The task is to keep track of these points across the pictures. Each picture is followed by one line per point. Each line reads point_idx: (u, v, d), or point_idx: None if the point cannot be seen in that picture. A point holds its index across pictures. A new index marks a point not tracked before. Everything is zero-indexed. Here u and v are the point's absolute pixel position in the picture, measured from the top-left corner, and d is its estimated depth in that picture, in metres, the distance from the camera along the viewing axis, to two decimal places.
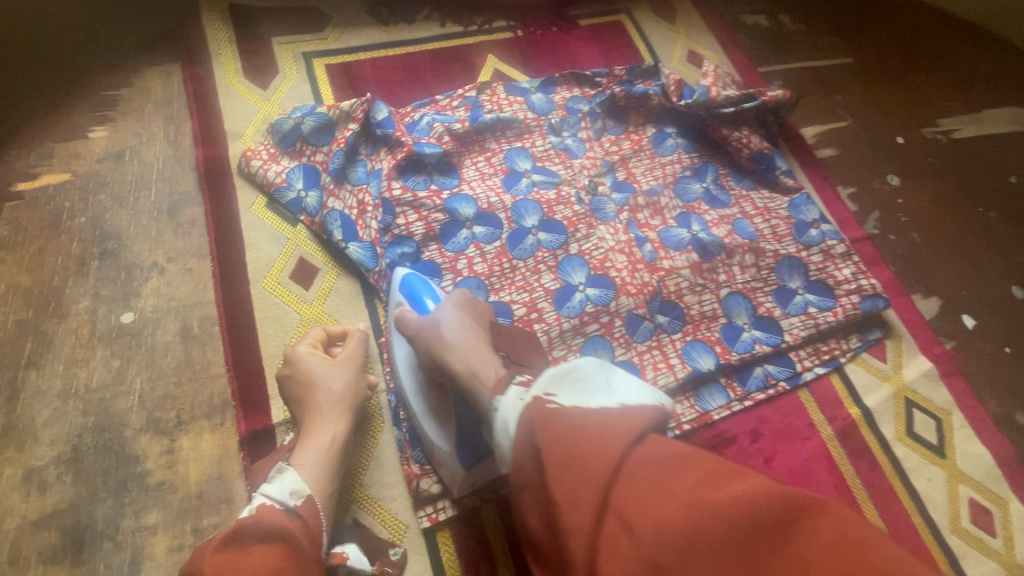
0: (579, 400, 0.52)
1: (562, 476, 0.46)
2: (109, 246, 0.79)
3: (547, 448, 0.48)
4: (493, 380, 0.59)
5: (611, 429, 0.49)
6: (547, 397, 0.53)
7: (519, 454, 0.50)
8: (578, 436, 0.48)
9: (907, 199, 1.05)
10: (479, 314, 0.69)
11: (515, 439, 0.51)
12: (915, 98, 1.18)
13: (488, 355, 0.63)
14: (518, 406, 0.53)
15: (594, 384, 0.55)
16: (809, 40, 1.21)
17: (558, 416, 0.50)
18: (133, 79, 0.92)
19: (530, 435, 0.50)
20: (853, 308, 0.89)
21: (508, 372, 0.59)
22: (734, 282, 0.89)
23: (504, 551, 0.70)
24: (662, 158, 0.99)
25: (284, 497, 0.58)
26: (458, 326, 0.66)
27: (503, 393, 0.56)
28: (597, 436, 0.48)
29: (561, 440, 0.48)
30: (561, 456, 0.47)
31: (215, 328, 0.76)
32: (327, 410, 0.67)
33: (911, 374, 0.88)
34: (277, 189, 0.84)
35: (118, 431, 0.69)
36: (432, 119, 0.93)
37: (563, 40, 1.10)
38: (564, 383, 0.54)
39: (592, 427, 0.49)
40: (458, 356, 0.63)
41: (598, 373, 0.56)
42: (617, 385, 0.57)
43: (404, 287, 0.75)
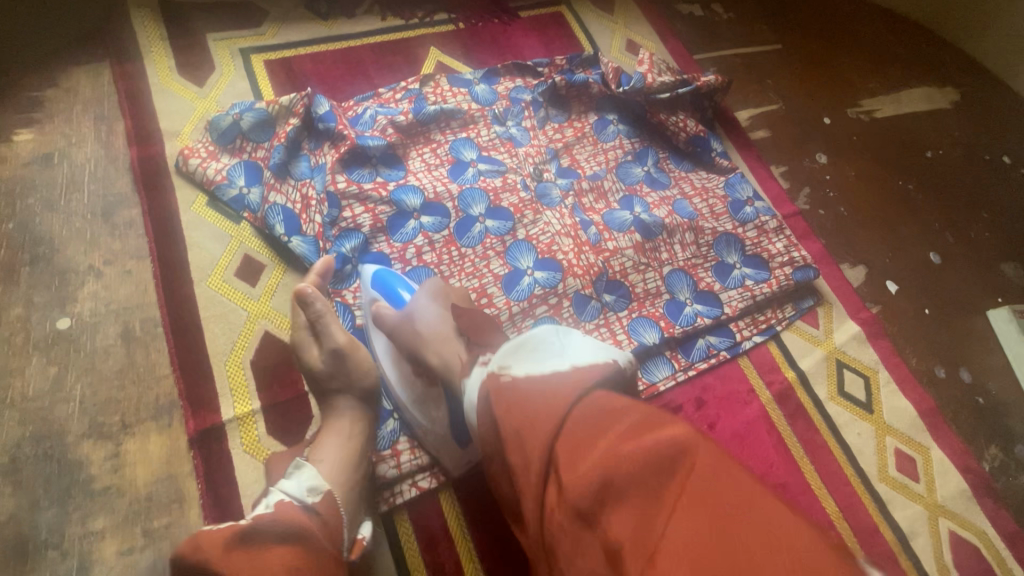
0: (531, 368, 0.51)
1: (512, 437, 0.47)
2: (40, 251, 0.77)
3: (502, 417, 0.48)
4: (460, 365, 0.63)
5: (560, 393, 0.47)
6: (502, 369, 0.53)
7: (481, 424, 0.52)
8: (532, 401, 0.47)
9: (834, 174, 1.11)
10: (453, 305, 0.72)
11: (477, 413, 0.53)
12: (840, 81, 1.25)
13: (454, 341, 0.66)
14: (479, 384, 0.55)
15: (547, 349, 0.52)
16: (741, 28, 1.27)
17: (512, 386, 0.50)
18: (58, 79, 0.88)
19: (488, 407, 0.51)
20: (786, 278, 0.94)
21: (471, 356, 0.61)
22: (676, 260, 0.93)
23: (454, 507, 0.73)
24: (604, 144, 1.02)
25: (301, 493, 0.57)
26: (431, 315, 0.70)
27: (468, 375, 0.58)
28: (546, 402, 0.47)
29: (514, 407, 0.48)
30: (514, 426, 0.47)
31: (159, 329, 0.75)
32: (344, 405, 0.69)
33: (841, 338, 0.94)
34: (218, 187, 0.83)
35: (60, 438, 0.67)
36: (375, 112, 0.93)
37: (504, 31, 1.12)
38: (518, 354, 0.53)
39: (542, 392, 0.48)
40: (433, 348, 0.67)
41: (553, 339, 0.54)
42: (573, 348, 0.53)
43: (377, 280, 0.77)
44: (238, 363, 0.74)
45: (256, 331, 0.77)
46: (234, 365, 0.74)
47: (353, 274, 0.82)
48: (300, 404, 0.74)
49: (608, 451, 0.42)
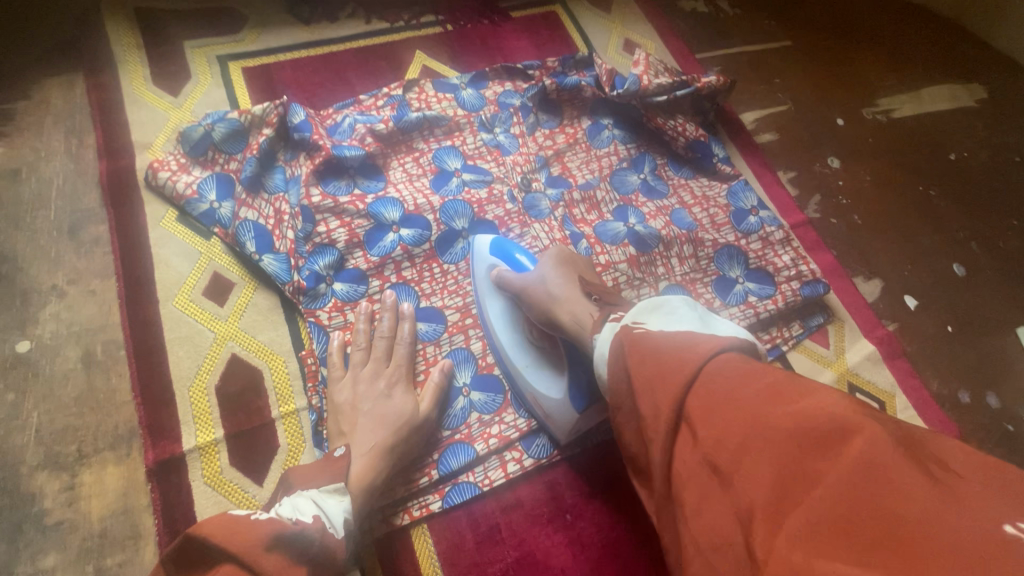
0: (665, 325, 0.49)
1: (644, 388, 0.45)
2: (4, 270, 0.74)
3: (636, 367, 0.46)
4: (590, 322, 0.59)
5: (698, 345, 0.45)
6: (635, 323, 0.50)
7: (615, 378, 0.48)
8: (665, 352, 0.45)
9: (847, 180, 1.04)
10: (577, 270, 0.69)
11: (609, 366, 0.50)
12: (854, 79, 1.17)
13: (584, 301, 0.62)
14: (611, 336, 0.52)
15: (684, 316, 0.50)
16: (747, 24, 1.20)
17: (646, 338, 0.48)
18: (30, 91, 0.86)
19: (621, 359, 0.48)
20: (793, 294, 0.87)
21: (601, 315, 0.58)
22: (673, 275, 0.87)
23: (427, 546, 0.67)
24: (598, 151, 0.96)
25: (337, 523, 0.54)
26: (560, 277, 0.66)
27: (599, 330, 0.55)
28: (680, 354, 0.45)
29: (644, 352, 0.46)
30: (648, 376, 0.45)
31: (121, 352, 0.71)
32: (393, 432, 0.66)
33: (854, 358, 0.87)
34: (188, 201, 0.80)
35: (13, 469, 0.64)
36: (354, 120, 0.89)
37: (494, 33, 1.07)
38: (653, 313, 0.51)
39: (678, 345, 0.46)
40: (563, 308, 0.64)
41: (690, 309, 0.51)
42: (715, 322, 0.50)
43: (495, 248, 0.75)
44: (202, 388, 0.70)
45: (223, 354, 0.73)
46: (198, 390, 0.70)
47: (327, 293, 0.77)
48: (266, 432, 0.70)
49: (755, 409, 0.39)
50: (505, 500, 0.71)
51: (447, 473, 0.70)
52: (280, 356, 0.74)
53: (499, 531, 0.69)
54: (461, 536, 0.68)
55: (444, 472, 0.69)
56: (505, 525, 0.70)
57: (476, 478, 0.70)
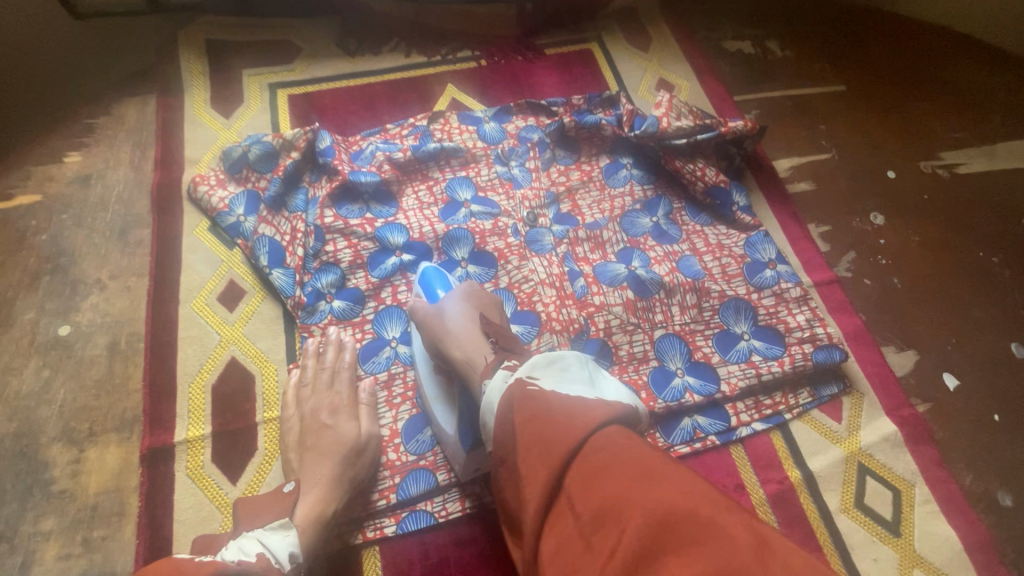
0: (557, 384, 0.56)
1: (530, 446, 0.50)
2: (61, 262, 0.85)
3: (523, 424, 0.52)
4: (483, 367, 0.64)
5: (586, 415, 0.50)
6: (530, 379, 0.56)
7: (500, 427, 0.54)
8: (556, 417, 0.51)
9: (890, 238, 0.95)
10: (484, 305, 0.73)
11: (496, 415, 0.56)
12: (915, 129, 1.07)
13: (482, 344, 0.67)
14: (501, 387, 0.58)
15: (574, 374, 0.58)
16: (797, 66, 1.14)
17: (537, 396, 0.54)
18: (112, 108, 0.99)
19: (509, 411, 0.54)
20: (804, 358, 0.81)
21: (496, 359, 0.64)
22: (671, 323, 0.83)
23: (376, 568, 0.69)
24: (612, 190, 0.95)
25: (282, 558, 0.59)
26: (460, 313, 0.71)
27: (491, 377, 0.61)
28: (568, 421, 0.50)
29: (535, 417, 0.51)
30: (535, 436, 0.50)
31: (141, 345, 0.80)
32: (339, 465, 0.68)
33: (869, 437, 0.79)
34: (219, 214, 0.88)
35: (34, 438, 0.73)
36: (376, 148, 0.94)
37: (526, 68, 1.10)
38: (547, 369, 0.58)
39: (568, 412, 0.51)
40: (457, 344, 0.68)
41: (580, 368, 0.59)
42: (601, 382, 0.58)
43: (421, 279, 0.78)
44: (201, 385, 0.77)
45: (223, 356, 0.79)
46: (196, 388, 0.77)
47: (324, 309, 0.82)
48: (248, 434, 0.75)
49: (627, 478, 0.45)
50: (460, 535, 0.71)
51: (406, 498, 0.71)
52: (273, 364, 0.80)
53: (448, 565, 0.69)
54: (409, 563, 0.69)
55: (402, 498, 0.71)
56: (457, 560, 0.70)
57: (434, 508, 0.71)
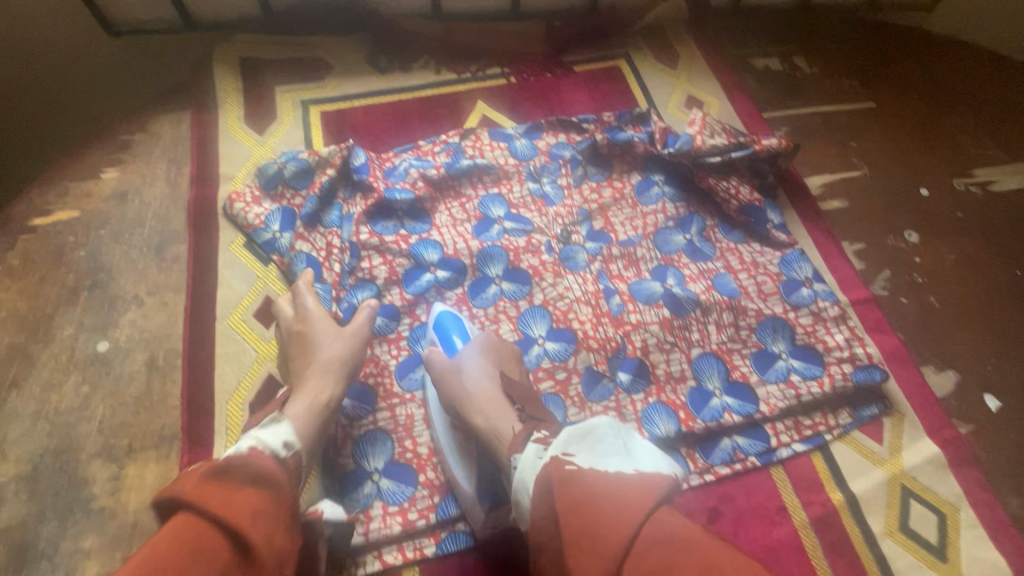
0: (595, 462, 0.56)
1: (576, 534, 0.51)
2: (99, 278, 0.86)
3: (568, 513, 0.52)
4: (511, 436, 0.66)
5: (633, 499, 0.51)
6: (565, 457, 0.57)
7: (541, 516, 0.54)
8: (601, 504, 0.52)
9: (924, 256, 0.95)
10: (500, 359, 0.75)
11: (535, 500, 0.56)
12: (946, 145, 1.07)
13: (509, 412, 0.69)
14: (536, 467, 0.58)
15: (609, 446, 0.58)
16: (825, 83, 1.14)
17: (578, 479, 0.55)
18: (147, 125, 1.00)
19: (549, 497, 0.54)
20: (843, 378, 0.80)
21: (524, 429, 0.65)
22: (708, 342, 0.83)
23: None
24: (645, 208, 0.95)
25: (276, 445, 0.59)
26: (481, 371, 0.72)
27: (522, 451, 0.62)
28: (615, 507, 0.51)
29: (580, 504, 0.52)
30: (581, 523, 0.51)
31: (178, 361, 0.80)
32: (324, 365, 0.72)
33: (911, 459, 0.78)
34: (255, 230, 0.88)
35: (75, 454, 0.73)
36: (409, 165, 0.95)
37: (555, 85, 1.10)
38: (581, 445, 0.58)
39: (613, 496, 0.52)
40: (479, 408, 0.69)
41: (614, 437, 0.59)
42: (634, 448, 0.59)
43: (437, 324, 0.80)
44: (239, 403, 0.77)
45: (260, 373, 0.79)
46: (234, 405, 0.77)
47: None
48: None
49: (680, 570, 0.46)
50: (497, 556, 0.71)
51: (445, 519, 0.72)
52: None
53: None
54: None
55: (441, 518, 0.72)
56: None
57: (471, 529, 0.72)
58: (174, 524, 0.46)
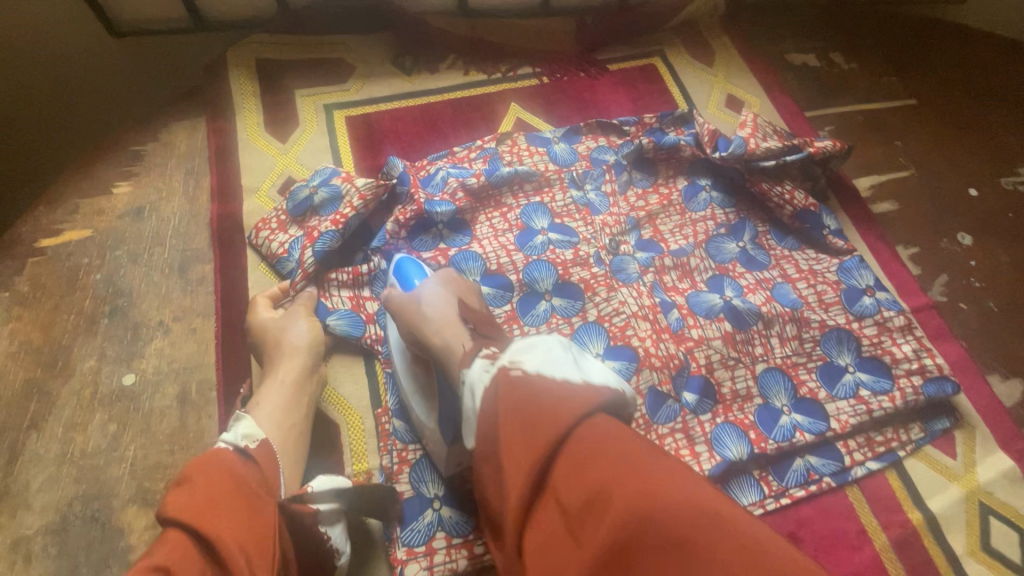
0: (543, 368, 0.50)
1: (512, 432, 0.46)
2: (119, 304, 0.79)
3: (506, 413, 0.48)
4: (462, 355, 0.59)
5: (574, 399, 0.47)
6: (512, 364, 0.52)
7: (483, 421, 0.50)
8: (542, 403, 0.47)
9: (979, 260, 0.92)
10: (462, 291, 0.68)
11: (480, 407, 0.51)
12: (990, 143, 1.04)
13: (461, 329, 0.62)
14: (484, 377, 0.52)
15: (559, 357, 0.52)
16: (865, 79, 1.11)
17: (523, 383, 0.49)
18: (160, 134, 0.93)
19: (494, 402, 0.49)
20: (914, 392, 0.77)
21: (474, 347, 0.59)
22: (772, 356, 0.79)
23: None
24: (693, 215, 0.91)
25: (234, 439, 0.59)
26: (439, 300, 0.65)
27: (470, 367, 0.56)
28: (554, 407, 0.46)
29: (524, 408, 0.47)
30: (520, 424, 0.46)
31: (212, 393, 0.74)
32: (286, 357, 0.71)
33: (986, 473, 0.75)
34: (277, 261, 0.81)
35: (107, 501, 0.67)
36: (446, 173, 0.89)
37: (590, 85, 1.05)
38: (530, 353, 0.52)
39: (555, 397, 0.47)
40: (434, 330, 0.63)
41: (565, 350, 0.53)
42: (589, 364, 0.52)
43: (397, 271, 0.71)
44: None
45: None
46: None
47: None
48: None
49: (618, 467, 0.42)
50: None
51: None
52: (359, 412, 0.75)
53: None
54: None
55: None
56: None
57: None
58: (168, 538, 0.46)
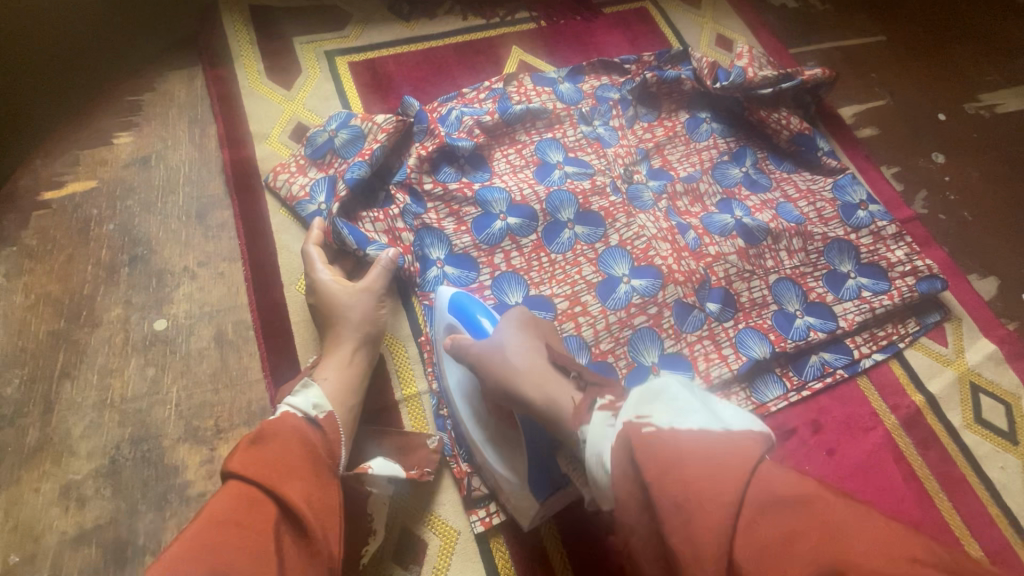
0: (675, 421, 0.44)
1: (668, 512, 0.39)
2: (138, 252, 0.77)
3: (652, 484, 0.41)
4: (572, 408, 0.55)
5: (726, 464, 0.40)
6: (641, 421, 0.46)
7: (621, 492, 0.44)
8: (690, 466, 0.41)
9: (953, 175, 1.01)
10: (541, 336, 0.65)
11: (611, 470, 0.46)
12: (953, 73, 1.13)
13: (561, 379, 0.59)
14: (608, 439, 0.48)
15: (687, 404, 0.46)
16: (839, 18, 1.17)
17: (661, 446, 0.43)
18: (156, 83, 0.90)
19: (627, 465, 0.44)
20: (909, 290, 0.85)
21: (586, 398, 0.55)
22: (782, 268, 0.85)
23: (551, 528, 0.68)
24: (697, 144, 0.95)
25: (307, 408, 0.60)
26: (520, 349, 0.62)
27: (587, 422, 0.52)
28: (708, 475, 0.40)
29: (668, 470, 0.41)
30: (674, 502, 0.39)
31: (251, 333, 0.73)
32: (354, 336, 0.69)
33: (974, 357, 0.84)
34: (300, 203, 0.80)
35: (156, 442, 0.66)
36: (460, 112, 0.89)
37: (587, 28, 1.08)
38: (655, 405, 0.47)
39: (701, 456, 0.41)
40: (526, 383, 0.59)
41: (690, 395, 0.48)
42: (718, 406, 0.47)
43: (454, 305, 0.70)
44: None
45: None
46: None
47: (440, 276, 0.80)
48: (392, 413, 0.73)
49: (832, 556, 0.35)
50: None
51: None
52: (401, 341, 0.78)
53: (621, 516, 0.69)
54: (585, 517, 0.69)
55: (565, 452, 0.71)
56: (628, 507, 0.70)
57: None
58: (216, 494, 0.47)
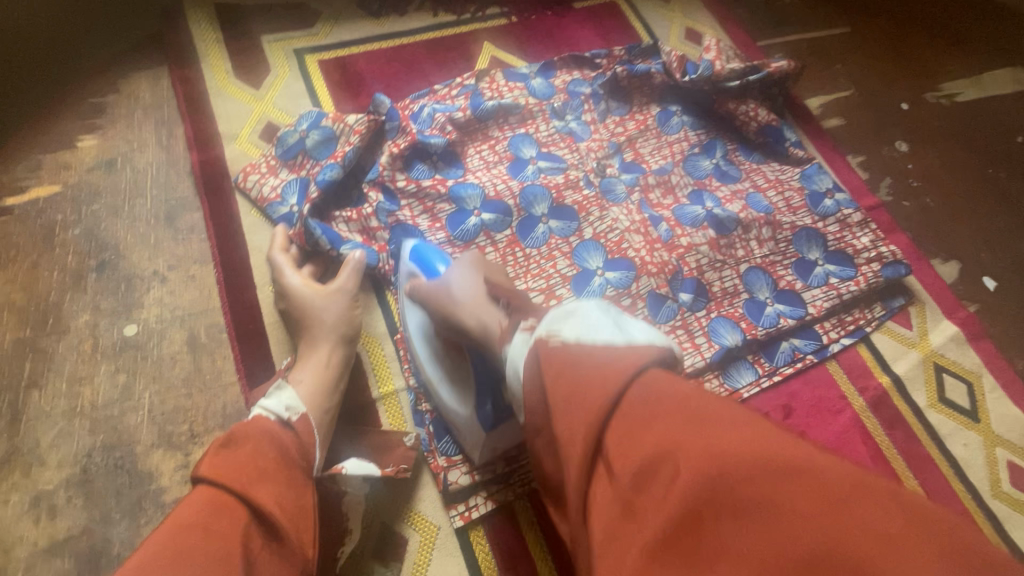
0: (582, 333, 0.46)
1: (565, 407, 0.43)
2: (106, 257, 0.75)
3: (552, 384, 0.44)
4: (498, 332, 0.56)
5: (619, 364, 0.43)
6: (550, 334, 0.47)
7: (530, 401, 0.47)
8: (583, 373, 0.43)
9: (916, 163, 1.03)
10: (487, 275, 0.66)
11: (524, 379, 0.48)
12: (915, 64, 1.16)
13: (490, 309, 0.59)
14: (524, 350, 0.49)
15: (600, 322, 0.48)
16: (806, 11, 1.19)
17: (564, 354, 0.45)
18: (119, 84, 0.88)
19: (537, 375, 0.46)
20: (875, 276, 0.87)
21: (510, 324, 0.55)
22: (753, 257, 0.86)
23: (530, 519, 0.69)
24: (669, 137, 0.96)
25: (279, 409, 0.58)
26: (461, 285, 0.64)
27: (510, 341, 0.52)
28: (599, 375, 0.43)
29: (564, 377, 0.44)
30: (567, 390, 0.43)
31: (224, 335, 0.72)
32: (329, 338, 0.69)
33: (938, 339, 0.86)
34: (271, 205, 0.80)
35: (129, 448, 0.65)
36: (432, 110, 0.89)
37: (558, 24, 1.08)
38: (570, 320, 0.48)
39: (599, 362, 0.44)
40: (463, 314, 0.61)
41: (607, 314, 0.49)
42: (630, 325, 0.48)
43: (414, 255, 0.73)
44: None
45: None
46: None
47: None
48: (370, 412, 0.73)
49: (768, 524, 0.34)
50: None
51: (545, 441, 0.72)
52: (377, 339, 0.78)
53: None
54: None
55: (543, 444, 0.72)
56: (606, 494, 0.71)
57: None
58: (183, 500, 0.46)
